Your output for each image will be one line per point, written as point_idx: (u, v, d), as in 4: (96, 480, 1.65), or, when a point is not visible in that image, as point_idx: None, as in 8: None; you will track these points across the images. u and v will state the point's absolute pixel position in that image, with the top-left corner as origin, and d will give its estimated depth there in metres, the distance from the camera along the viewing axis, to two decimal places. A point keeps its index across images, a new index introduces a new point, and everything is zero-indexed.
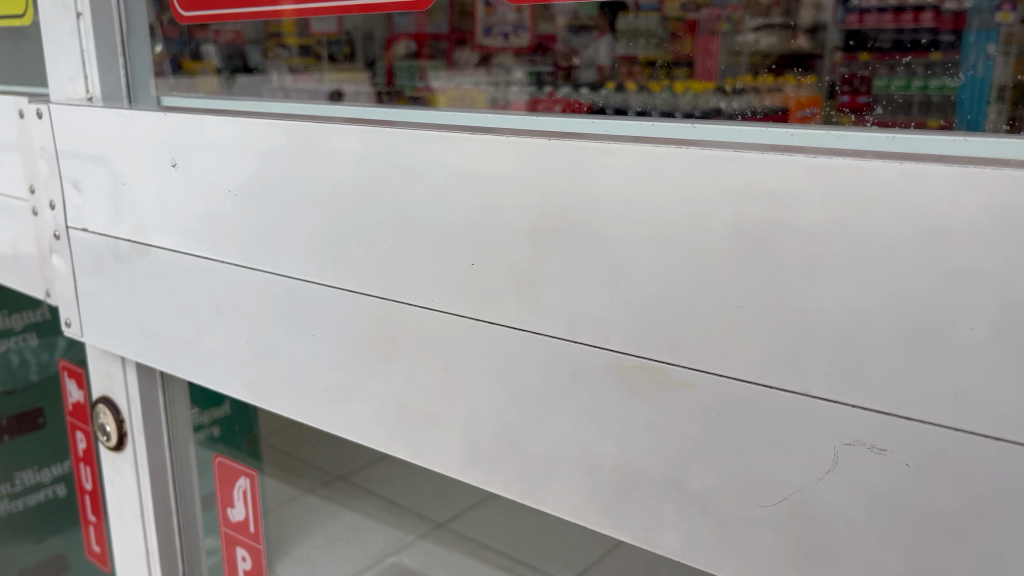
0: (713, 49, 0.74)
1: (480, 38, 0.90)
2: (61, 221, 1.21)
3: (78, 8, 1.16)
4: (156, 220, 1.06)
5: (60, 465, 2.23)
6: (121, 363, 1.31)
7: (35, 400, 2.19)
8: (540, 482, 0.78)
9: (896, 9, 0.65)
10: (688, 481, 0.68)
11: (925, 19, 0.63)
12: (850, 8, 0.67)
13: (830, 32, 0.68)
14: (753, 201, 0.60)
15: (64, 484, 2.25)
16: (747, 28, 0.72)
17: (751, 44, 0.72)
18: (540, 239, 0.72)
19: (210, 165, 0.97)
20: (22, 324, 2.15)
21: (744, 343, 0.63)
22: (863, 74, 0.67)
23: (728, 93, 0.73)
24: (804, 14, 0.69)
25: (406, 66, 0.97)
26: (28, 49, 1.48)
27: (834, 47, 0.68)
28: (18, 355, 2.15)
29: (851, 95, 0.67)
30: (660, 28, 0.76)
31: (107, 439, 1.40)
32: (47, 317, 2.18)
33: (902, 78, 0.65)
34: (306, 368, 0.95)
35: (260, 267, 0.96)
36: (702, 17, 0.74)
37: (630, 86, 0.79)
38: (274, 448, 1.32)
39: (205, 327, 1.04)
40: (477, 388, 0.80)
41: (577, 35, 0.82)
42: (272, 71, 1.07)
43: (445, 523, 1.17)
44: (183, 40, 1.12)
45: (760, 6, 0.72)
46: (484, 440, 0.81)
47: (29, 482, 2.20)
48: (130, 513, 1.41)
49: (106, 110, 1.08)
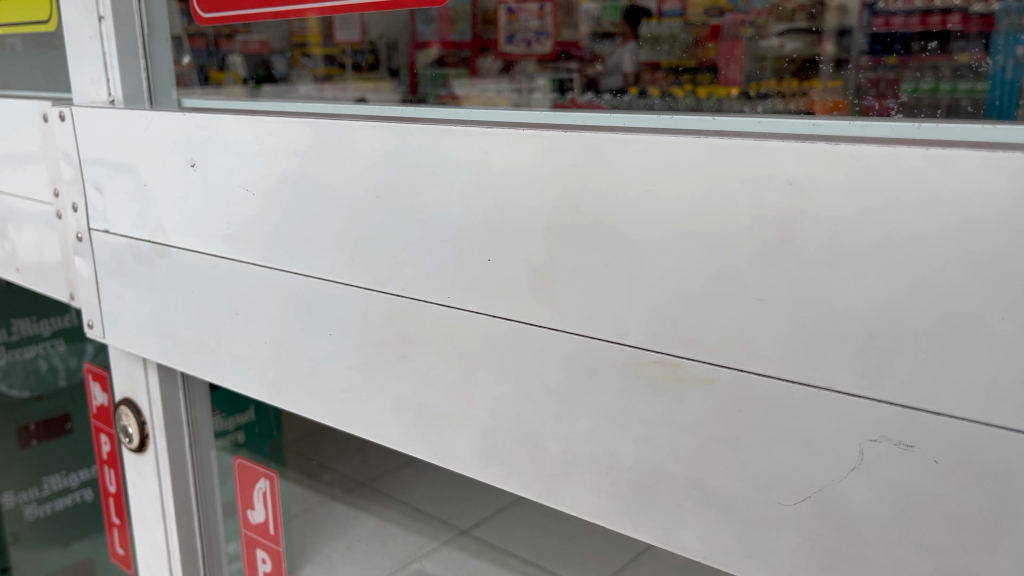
0: (738, 53, 0.72)
1: (502, 46, 0.88)
2: (84, 224, 1.22)
3: (100, 12, 1.17)
4: (176, 221, 1.06)
5: (88, 471, 2.32)
6: (143, 366, 1.32)
7: (62, 405, 2.27)
8: (558, 482, 0.76)
9: (923, 12, 0.62)
10: (709, 480, 0.67)
11: (952, 22, 0.61)
12: (876, 12, 0.65)
13: (854, 36, 0.66)
14: (774, 191, 0.59)
15: (91, 489, 2.34)
16: (771, 33, 0.70)
17: (776, 49, 0.70)
18: (556, 234, 0.71)
19: (229, 165, 0.97)
20: (50, 330, 2.24)
21: (766, 337, 0.61)
22: (889, 77, 0.64)
23: (753, 98, 0.70)
24: (829, 18, 0.67)
25: (429, 74, 0.93)
26: (56, 55, 1.50)
27: (860, 51, 0.66)
28: (46, 362, 2.26)
29: (878, 99, 0.64)
30: (683, 33, 0.75)
31: (129, 440, 1.40)
32: (74, 323, 2.24)
33: (930, 81, 0.63)
34: (324, 368, 0.94)
35: (278, 266, 0.96)
36: (726, 22, 0.72)
37: (652, 91, 0.76)
38: (297, 454, 1.37)
39: (223, 329, 1.05)
40: (495, 386, 0.79)
41: (600, 42, 0.80)
42: (297, 80, 1.05)
43: (469, 530, 1.20)
44: (210, 51, 1.13)
45: (783, 11, 0.70)
46: (502, 440, 0.80)
47: (57, 487, 2.32)
48: (151, 515, 1.42)
49: (127, 112, 1.08)
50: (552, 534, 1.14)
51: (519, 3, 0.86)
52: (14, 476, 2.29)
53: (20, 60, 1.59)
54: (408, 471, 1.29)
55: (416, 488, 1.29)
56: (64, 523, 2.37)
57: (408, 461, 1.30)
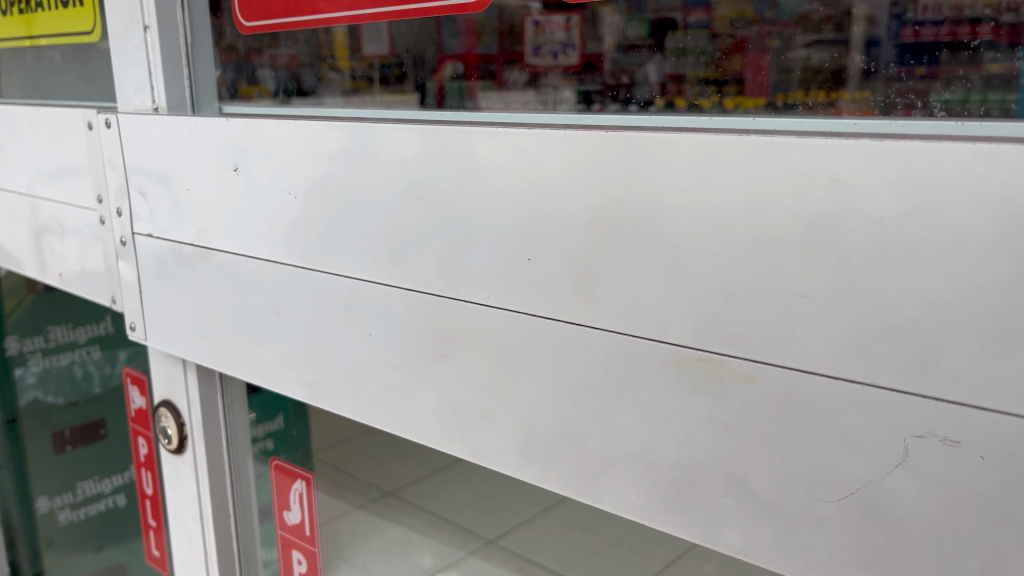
0: (764, 65, 0.70)
1: (529, 58, 0.86)
2: (128, 229, 1.25)
3: (145, 21, 1.21)
4: (219, 224, 1.08)
5: (121, 475, 2.38)
6: (183, 368, 1.34)
7: (95, 411, 2.33)
8: (598, 480, 0.77)
9: (953, 22, 0.60)
10: (751, 477, 0.67)
11: (983, 32, 0.60)
12: (905, 22, 0.62)
13: (883, 47, 0.64)
14: (818, 188, 0.59)
15: (125, 494, 2.41)
16: (798, 45, 0.68)
17: (803, 61, 0.68)
18: (597, 233, 0.72)
19: (271, 170, 0.99)
20: (86, 337, 2.28)
21: (809, 332, 0.62)
22: (919, 88, 0.63)
23: (780, 109, 0.70)
24: (856, 28, 0.65)
25: (455, 87, 0.93)
26: (99, 63, 1.53)
27: (888, 63, 0.64)
28: (82, 368, 2.31)
29: (906, 109, 0.65)
30: (709, 46, 0.73)
31: (168, 441, 1.42)
32: (110, 330, 2.27)
33: (959, 92, 0.62)
34: (363, 368, 0.95)
35: (319, 268, 0.97)
36: (753, 34, 0.70)
37: (680, 103, 0.76)
38: (327, 463, 1.32)
39: (264, 331, 1.06)
40: (535, 385, 0.79)
41: (626, 54, 0.78)
42: (323, 93, 1.06)
43: (495, 540, 1.19)
44: (239, 66, 1.16)
45: (811, 21, 0.67)
46: (541, 437, 0.80)
47: (91, 491, 2.39)
48: (188, 516, 1.44)
49: (171, 119, 1.11)
50: (576, 546, 1.14)
51: (546, 15, 0.83)
52: (52, 480, 2.37)
53: (65, 70, 1.62)
54: (440, 477, 1.23)
55: (444, 496, 1.23)
56: (93, 530, 2.43)
57: (446, 464, 1.22)
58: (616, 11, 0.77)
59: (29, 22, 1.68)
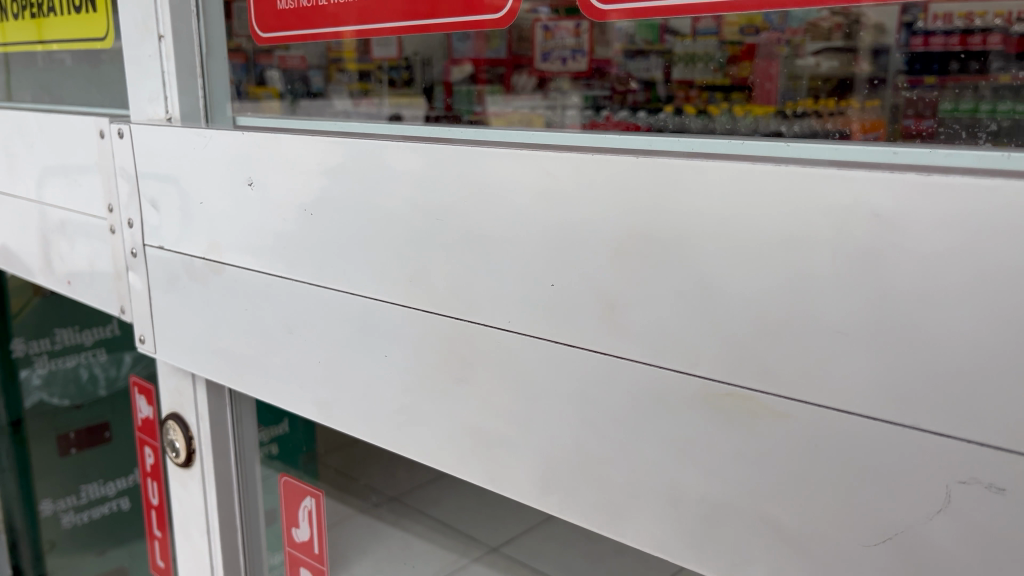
0: (772, 72, 0.69)
1: (537, 63, 0.85)
2: (139, 240, 1.21)
3: (161, 31, 1.19)
4: (231, 238, 1.05)
5: (125, 480, 2.41)
6: (192, 381, 1.30)
7: (100, 414, 2.35)
8: (621, 512, 0.75)
9: (963, 32, 0.59)
10: (782, 516, 0.65)
11: (992, 42, 0.58)
12: (915, 31, 0.61)
13: (892, 55, 0.62)
14: (859, 222, 0.57)
15: (129, 498, 2.43)
16: (807, 52, 0.66)
17: (811, 68, 0.67)
18: (624, 260, 0.69)
19: (287, 185, 0.97)
20: (92, 340, 2.32)
21: (848, 371, 0.59)
22: (928, 97, 0.62)
23: (789, 117, 0.69)
24: (865, 36, 0.63)
25: (465, 91, 0.91)
26: (110, 66, 1.51)
27: (897, 70, 0.62)
28: (87, 371, 2.33)
29: (916, 118, 0.63)
30: (718, 52, 0.71)
31: (176, 455, 1.38)
32: (115, 333, 2.32)
33: (970, 101, 0.60)
34: (378, 388, 0.93)
35: (333, 286, 0.95)
36: (761, 41, 0.68)
37: (688, 110, 0.74)
38: (330, 467, 1.29)
39: (277, 347, 1.04)
40: (558, 413, 0.77)
41: (633, 59, 0.77)
42: (333, 96, 1.05)
43: (499, 548, 1.16)
44: (255, 73, 1.14)
45: (820, 29, 0.65)
46: (562, 467, 0.78)
47: (95, 495, 2.39)
48: (195, 531, 1.40)
49: (185, 130, 1.08)
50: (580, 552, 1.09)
51: (555, 21, 0.81)
52: (52, 483, 2.36)
53: (74, 74, 1.60)
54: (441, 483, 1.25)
55: (445, 502, 1.24)
56: (95, 534, 2.42)
57: (434, 477, 1.26)
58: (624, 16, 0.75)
59: (41, 23, 1.67)
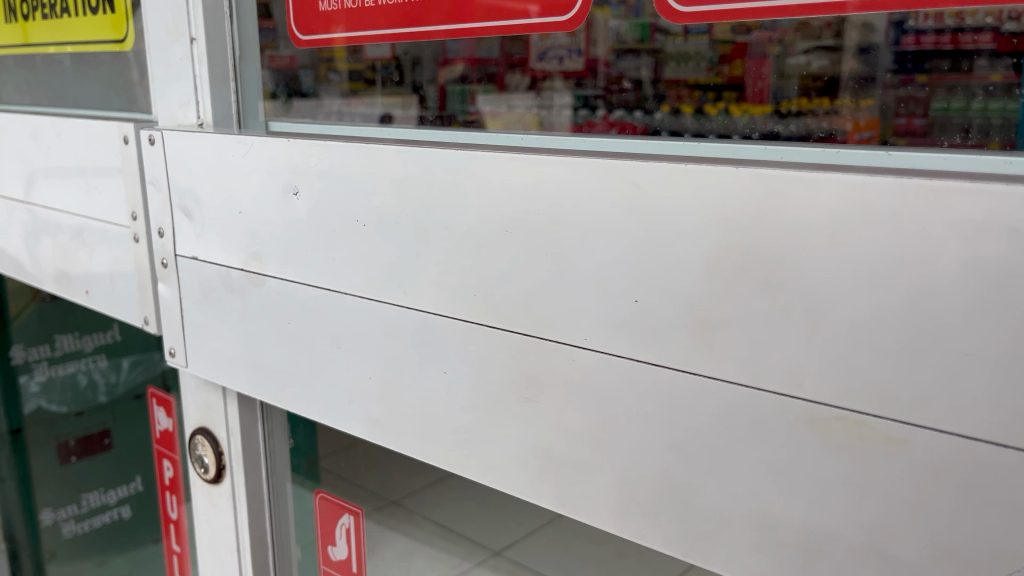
0: (764, 71, 0.72)
1: (533, 63, 0.86)
2: (170, 250, 1.17)
3: (193, 33, 1.15)
4: (273, 248, 1.02)
5: (126, 486, 2.28)
6: (222, 396, 1.26)
7: (101, 420, 2.24)
8: (710, 540, 0.72)
9: (953, 30, 0.62)
10: (895, 547, 0.62)
11: (983, 41, 0.61)
12: (905, 30, 0.64)
13: (881, 53, 0.66)
14: (992, 238, 0.54)
15: (129, 507, 2.30)
16: (799, 51, 0.70)
17: (802, 66, 0.70)
18: (720, 276, 0.66)
19: (335, 194, 0.93)
20: (93, 346, 2.21)
21: (976, 397, 0.56)
22: (920, 96, 0.65)
23: (784, 115, 0.72)
24: (854, 34, 0.66)
25: (457, 90, 0.94)
26: (123, 69, 1.45)
27: (886, 69, 0.66)
28: (87, 377, 2.24)
29: (907, 117, 0.66)
30: (708, 51, 0.74)
31: (205, 471, 1.34)
32: (116, 338, 2.20)
33: (961, 100, 0.63)
34: (436, 406, 0.90)
35: (388, 299, 0.91)
36: (753, 40, 0.71)
37: (685, 110, 0.77)
38: (331, 472, 1.25)
39: (323, 362, 1.00)
40: (640, 436, 0.74)
41: (623, 58, 0.80)
42: (324, 95, 1.07)
43: (501, 552, 1.15)
44: (284, 78, 1.12)
45: (810, 29, 0.68)
46: (644, 491, 0.75)
47: (96, 503, 2.29)
48: (223, 551, 1.35)
49: (223, 136, 1.04)
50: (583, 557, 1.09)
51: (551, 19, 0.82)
52: (50, 491, 2.31)
53: (82, 75, 1.54)
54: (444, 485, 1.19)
55: (447, 506, 1.21)
56: (100, 541, 2.34)
57: (436, 478, 1.20)
58: (615, 15, 0.79)
59: (39, 25, 1.62)
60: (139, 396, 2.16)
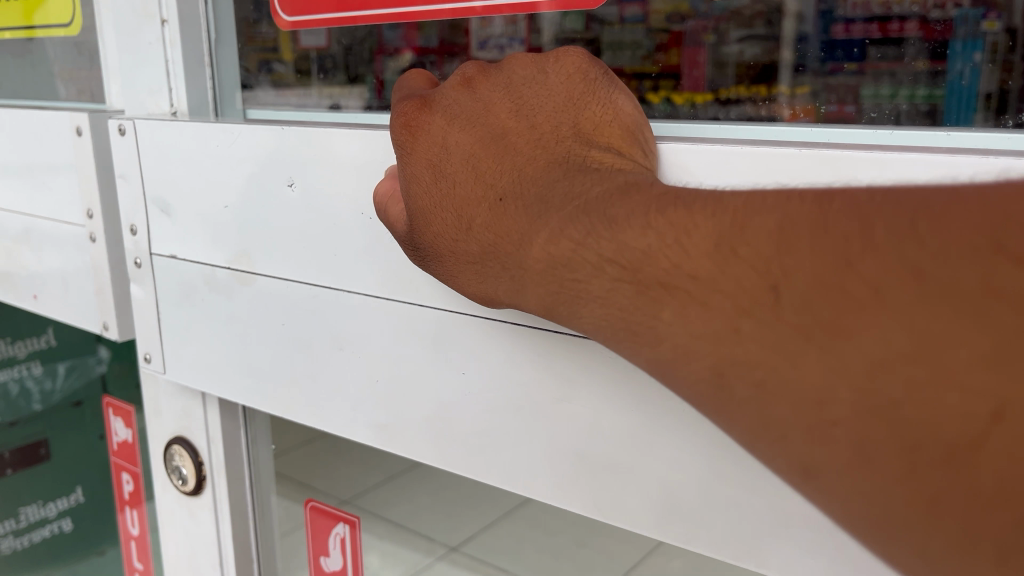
0: (700, 60, 0.74)
1: (473, 51, 0.85)
2: (144, 248, 1.09)
3: (164, 15, 1.06)
4: (265, 245, 0.95)
5: (67, 498, 1.90)
6: (201, 403, 1.19)
7: (37, 431, 1.85)
8: (761, 542, 0.69)
9: (881, 19, 0.65)
10: None
11: (910, 29, 0.64)
12: (836, 18, 0.67)
13: (810, 43, 0.69)
14: None
15: (71, 518, 1.92)
16: (732, 39, 0.72)
17: (737, 55, 0.72)
18: None
19: (335, 183, 0.87)
20: (26, 352, 1.82)
21: None
22: (851, 84, 0.68)
23: (724, 103, 0.74)
24: (784, 23, 0.69)
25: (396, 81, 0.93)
26: (64, 54, 1.32)
27: (817, 57, 0.69)
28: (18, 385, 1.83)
29: (838, 104, 0.69)
30: (647, 39, 0.76)
31: (183, 483, 1.25)
32: (53, 343, 1.86)
33: (888, 87, 0.66)
34: (454, 408, 0.85)
35: (397, 297, 0.86)
36: (689, 28, 0.74)
37: None
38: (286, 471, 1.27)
39: (323, 365, 0.94)
40: (684, 436, 0.70)
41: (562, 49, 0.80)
42: (259, 86, 1.06)
43: (458, 547, 1.21)
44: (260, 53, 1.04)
45: (743, 17, 0.71)
46: (688, 494, 0.71)
47: (32, 518, 1.86)
48: (205, 566, 1.27)
49: (206, 125, 0.97)
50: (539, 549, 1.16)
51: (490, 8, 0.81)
52: None
53: (16, 63, 1.41)
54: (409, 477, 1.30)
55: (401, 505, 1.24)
56: (26, 564, 1.89)
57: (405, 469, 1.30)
58: None
59: None
60: (79, 402, 1.89)
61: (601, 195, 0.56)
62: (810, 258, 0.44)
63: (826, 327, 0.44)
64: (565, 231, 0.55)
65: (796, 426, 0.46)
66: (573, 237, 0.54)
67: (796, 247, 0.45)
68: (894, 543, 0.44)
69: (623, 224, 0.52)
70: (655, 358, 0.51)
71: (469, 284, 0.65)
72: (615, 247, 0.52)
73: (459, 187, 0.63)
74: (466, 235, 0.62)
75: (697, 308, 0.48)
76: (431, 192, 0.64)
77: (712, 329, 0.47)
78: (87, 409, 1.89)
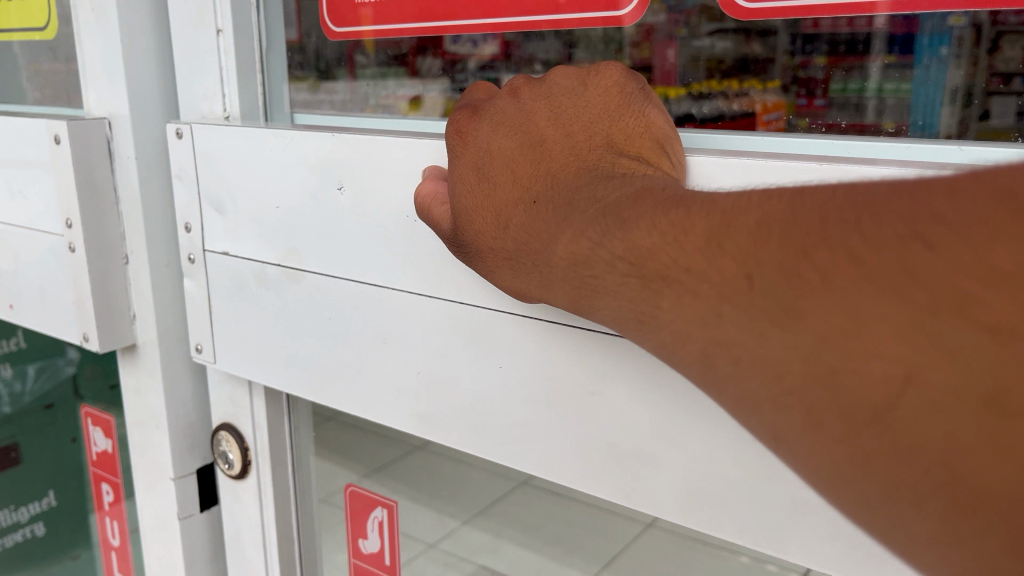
0: (670, 52, 0.82)
1: (446, 46, 0.96)
2: (198, 245, 1.15)
3: (219, 24, 1.12)
4: (313, 243, 1.01)
5: (40, 501, 1.85)
6: (248, 391, 1.25)
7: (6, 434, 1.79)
8: (782, 528, 0.74)
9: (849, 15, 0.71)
10: None
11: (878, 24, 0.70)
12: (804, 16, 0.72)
13: (779, 36, 0.74)
14: None
15: (43, 522, 1.87)
16: (703, 33, 0.79)
17: (707, 48, 0.79)
18: None
19: (381, 186, 0.93)
20: None
21: None
22: (819, 77, 0.75)
23: (697, 95, 0.82)
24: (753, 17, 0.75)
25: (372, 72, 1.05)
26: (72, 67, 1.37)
27: (783, 51, 0.75)
28: None
29: (808, 98, 0.75)
30: (619, 34, 0.83)
31: (229, 467, 1.32)
32: (21, 346, 1.77)
33: (856, 82, 0.73)
34: (491, 400, 0.90)
35: (439, 294, 0.91)
36: (660, 23, 0.81)
37: None
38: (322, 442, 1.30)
39: (367, 358, 1.00)
40: (710, 430, 0.75)
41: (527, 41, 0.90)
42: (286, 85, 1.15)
43: (436, 544, 1.19)
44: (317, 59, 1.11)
45: (713, 12, 0.77)
46: (714, 483, 0.76)
47: (3, 523, 1.82)
48: (248, 544, 1.34)
49: (259, 131, 1.03)
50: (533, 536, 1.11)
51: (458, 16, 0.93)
52: None
53: (18, 67, 1.46)
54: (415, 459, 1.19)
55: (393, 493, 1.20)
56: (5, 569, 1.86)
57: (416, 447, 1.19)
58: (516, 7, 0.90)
59: None
60: (51, 405, 1.80)
61: (620, 198, 0.60)
62: (785, 252, 0.48)
63: (810, 315, 0.46)
64: (586, 233, 0.59)
65: (794, 407, 0.48)
66: (595, 236, 0.58)
67: (770, 242, 0.49)
68: (896, 518, 0.46)
69: (633, 225, 0.56)
70: (666, 346, 0.54)
71: (507, 279, 0.70)
72: (626, 246, 0.56)
73: (499, 189, 0.68)
74: (504, 233, 0.67)
75: (695, 300, 0.52)
76: (473, 193, 0.70)
77: (708, 314, 0.51)
78: (59, 412, 1.79)
